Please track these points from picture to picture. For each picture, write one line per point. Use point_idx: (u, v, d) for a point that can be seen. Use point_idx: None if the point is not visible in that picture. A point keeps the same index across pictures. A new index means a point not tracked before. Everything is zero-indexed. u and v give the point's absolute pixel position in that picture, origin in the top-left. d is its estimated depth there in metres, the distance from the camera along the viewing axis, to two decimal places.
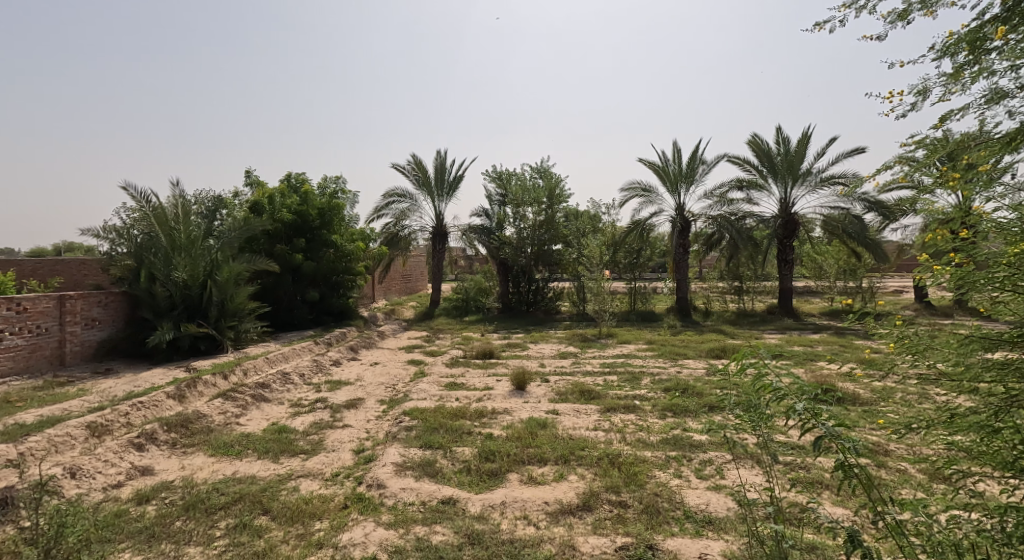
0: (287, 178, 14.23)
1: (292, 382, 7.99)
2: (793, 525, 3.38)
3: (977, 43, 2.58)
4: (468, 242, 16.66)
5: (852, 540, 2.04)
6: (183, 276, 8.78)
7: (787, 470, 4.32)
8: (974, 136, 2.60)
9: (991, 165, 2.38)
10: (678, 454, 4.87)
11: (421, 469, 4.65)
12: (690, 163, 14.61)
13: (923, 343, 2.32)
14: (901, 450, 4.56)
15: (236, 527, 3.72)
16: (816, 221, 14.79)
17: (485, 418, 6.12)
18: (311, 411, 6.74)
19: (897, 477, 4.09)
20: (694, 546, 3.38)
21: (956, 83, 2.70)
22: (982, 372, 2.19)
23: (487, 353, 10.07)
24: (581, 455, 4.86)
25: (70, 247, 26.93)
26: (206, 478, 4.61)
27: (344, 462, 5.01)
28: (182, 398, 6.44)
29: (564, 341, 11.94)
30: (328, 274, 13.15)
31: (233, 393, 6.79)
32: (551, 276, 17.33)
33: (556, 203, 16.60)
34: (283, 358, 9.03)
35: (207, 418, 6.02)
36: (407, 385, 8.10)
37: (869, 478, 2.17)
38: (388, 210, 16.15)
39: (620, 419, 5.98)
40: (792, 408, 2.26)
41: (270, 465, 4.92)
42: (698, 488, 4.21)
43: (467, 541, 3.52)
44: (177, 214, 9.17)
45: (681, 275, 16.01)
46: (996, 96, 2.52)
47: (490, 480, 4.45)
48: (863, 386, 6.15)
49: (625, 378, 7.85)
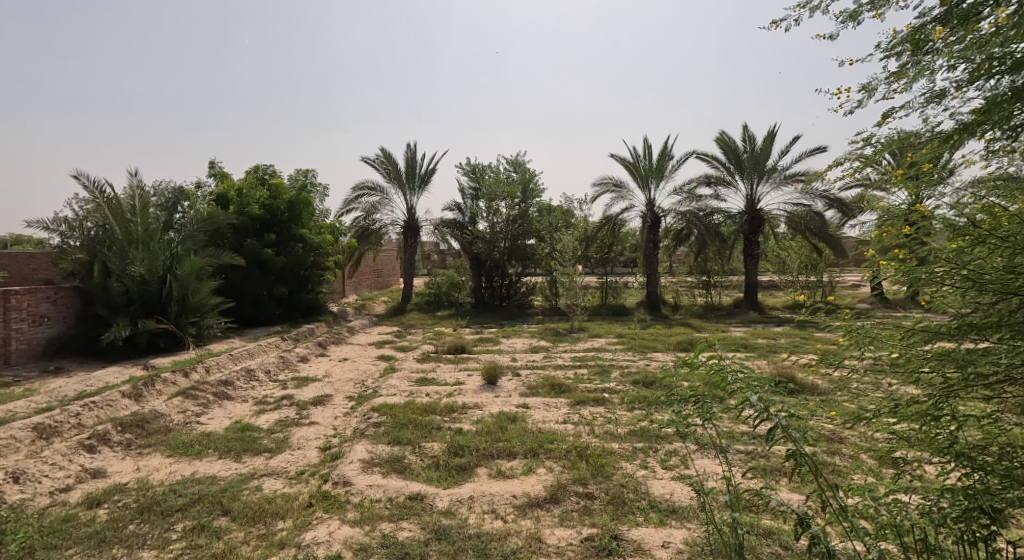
0: (255, 169, 13.86)
1: (257, 379, 7.84)
2: (750, 512, 3.48)
3: (918, 44, 2.65)
4: (441, 236, 16.65)
5: (802, 522, 2.11)
6: (140, 271, 8.42)
7: (747, 458, 4.44)
8: (918, 131, 2.66)
9: (935, 163, 2.47)
10: (644, 445, 4.96)
11: (388, 465, 4.63)
12: (660, 158, 14.80)
13: (870, 335, 2.43)
14: (854, 437, 4.73)
15: (193, 529, 3.62)
16: (780, 217, 15.18)
17: (455, 413, 6.12)
18: (276, 408, 6.62)
19: (849, 463, 4.24)
20: (657, 535, 3.46)
21: (900, 81, 2.77)
22: (922, 363, 2.25)
23: (459, 348, 10.02)
24: (549, 448, 4.89)
25: (20, 243, 25.80)
26: (163, 479, 4.47)
27: (310, 460, 4.94)
28: (139, 396, 6.23)
29: (536, 336, 12.01)
30: (296, 269, 12.87)
31: (194, 392, 6.63)
32: (524, 271, 17.34)
33: (528, 197, 16.76)
34: (248, 355, 8.80)
35: (165, 418, 5.85)
36: (376, 381, 8.02)
37: (819, 465, 2.24)
38: (358, 204, 15.91)
39: (589, 412, 6.04)
40: (747, 401, 2.36)
41: (231, 465, 4.81)
42: (663, 478, 4.29)
43: (433, 537, 3.51)
44: (134, 206, 8.74)
45: (651, 269, 16.26)
46: (935, 95, 2.60)
47: (459, 475, 4.45)
48: (822, 377, 6.37)
49: (594, 372, 7.95)
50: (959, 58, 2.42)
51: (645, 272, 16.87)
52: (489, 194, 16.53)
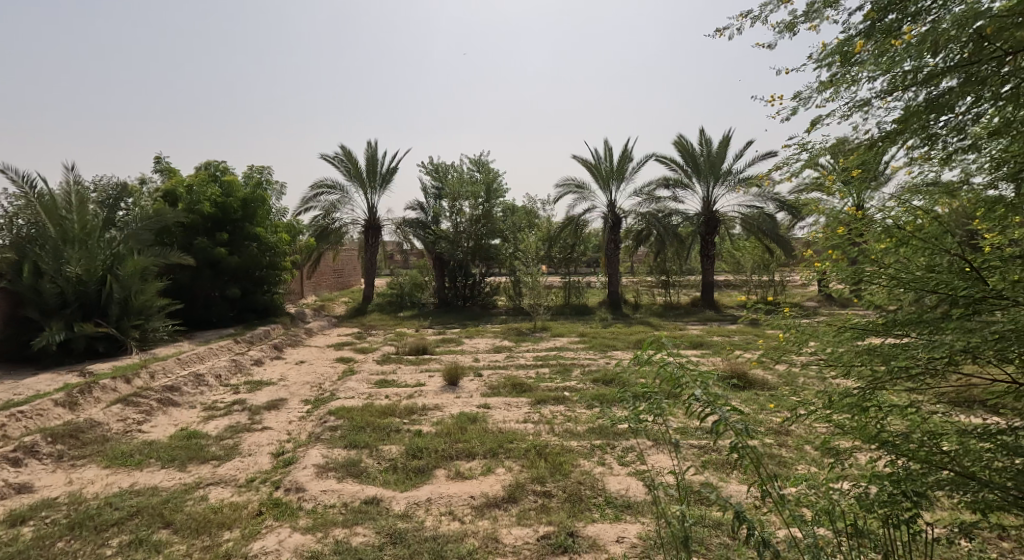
0: (206, 164, 13.32)
1: (206, 384, 7.54)
2: (702, 505, 3.57)
3: (845, 55, 2.77)
4: (403, 236, 16.43)
5: (739, 515, 2.16)
6: (76, 272, 7.99)
7: (699, 453, 4.56)
8: (847, 138, 2.78)
9: (863, 169, 2.59)
10: (602, 442, 5.02)
11: (344, 469, 4.53)
12: (621, 161, 15.04)
13: (807, 332, 2.54)
14: (800, 430, 4.93)
15: (130, 544, 3.45)
16: (735, 219, 15.65)
17: (414, 415, 6.04)
18: (227, 414, 6.38)
19: (795, 454, 4.41)
20: (612, 530, 3.51)
21: (829, 91, 2.89)
22: (852, 358, 2.36)
23: (420, 349, 9.91)
24: (508, 448, 4.89)
25: None
26: (97, 492, 4.24)
27: (261, 467, 4.78)
28: (73, 405, 5.90)
29: (499, 336, 12.00)
30: (251, 269, 12.45)
31: (136, 398, 6.32)
32: (488, 271, 17.31)
33: (492, 197, 16.71)
34: (196, 359, 8.46)
35: (102, 427, 5.56)
36: (334, 383, 7.84)
37: (759, 457, 2.30)
38: (317, 202, 15.53)
39: (549, 410, 6.07)
40: (692, 396, 2.41)
41: (174, 475, 4.61)
42: (620, 475, 4.35)
43: (388, 541, 3.45)
44: (70, 202, 8.26)
45: (613, 269, 16.50)
46: (860, 104, 2.73)
47: (417, 477, 4.39)
48: (772, 373, 6.60)
49: (556, 371, 8.00)
50: (879, 70, 2.55)
51: (607, 272, 17.10)
52: (452, 193, 16.44)
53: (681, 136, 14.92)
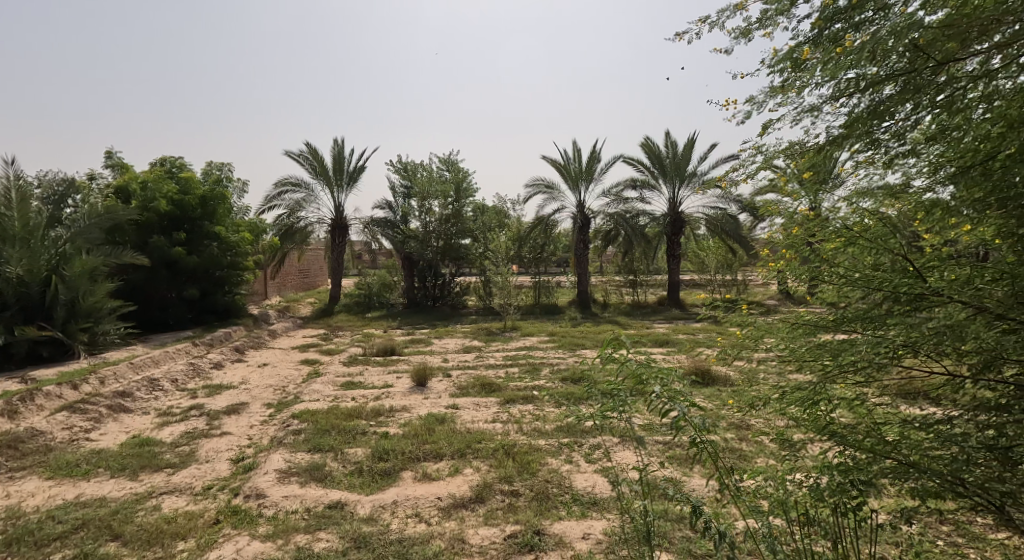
0: (161, 161, 12.83)
1: (161, 389, 7.25)
2: (666, 500, 3.61)
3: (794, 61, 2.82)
4: (371, 235, 16.18)
5: (696, 510, 2.17)
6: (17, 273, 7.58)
7: (664, 448, 4.62)
8: (799, 142, 2.83)
9: (814, 173, 2.65)
10: (570, 440, 5.03)
11: (307, 474, 4.41)
12: (589, 162, 15.14)
13: (764, 328, 2.59)
14: (761, 424, 5.04)
15: None
16: (700, 220, 15.96)
17: (381, 417, 5.93)
18: (183, 420, 6.14)
19: (755, 447, 4.51)
20: (578, 527, 3.51)
21: (781, 96, 2.94)
22: (804, 352, 2.42)
23: (388, 350, 9.77)
24: (476, 448, 4.86)
25: None
26: (39, 505, 4.02)
27: (219, 474, 4.61)
28: (14, 413, 5.59)
29: (468, 336, 11.93)
30: (210, 269, 12.05)
31: (84, 405, 6.03)
32: (457, 271, 17.20)
33: (462, 197, 16.60)
34: (151, 363, 8.13)
35: (45, 437, 5.28)
36: (298, 386, 7.65)
37: (717, 452, 2.31)
38: (280, 201, 15.14)
39: (518, 410, 6.06)
40: (652, 393, 2.42)
41: (124, 484, 4.41)
42: (586, 472, 4.36)
43: (352, 546, 3.37)
44: (11, 199, 7.82)
45: (582, 269, 16.62)
46: (809, 109, 2.78)
47: (383, 480, 4.31)
48: (736, 369, 6.75)
49: (525, 370, 8.00)
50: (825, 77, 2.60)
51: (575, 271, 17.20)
52: (421, 193, 16.27)
53: (648, 138, 15.13)
